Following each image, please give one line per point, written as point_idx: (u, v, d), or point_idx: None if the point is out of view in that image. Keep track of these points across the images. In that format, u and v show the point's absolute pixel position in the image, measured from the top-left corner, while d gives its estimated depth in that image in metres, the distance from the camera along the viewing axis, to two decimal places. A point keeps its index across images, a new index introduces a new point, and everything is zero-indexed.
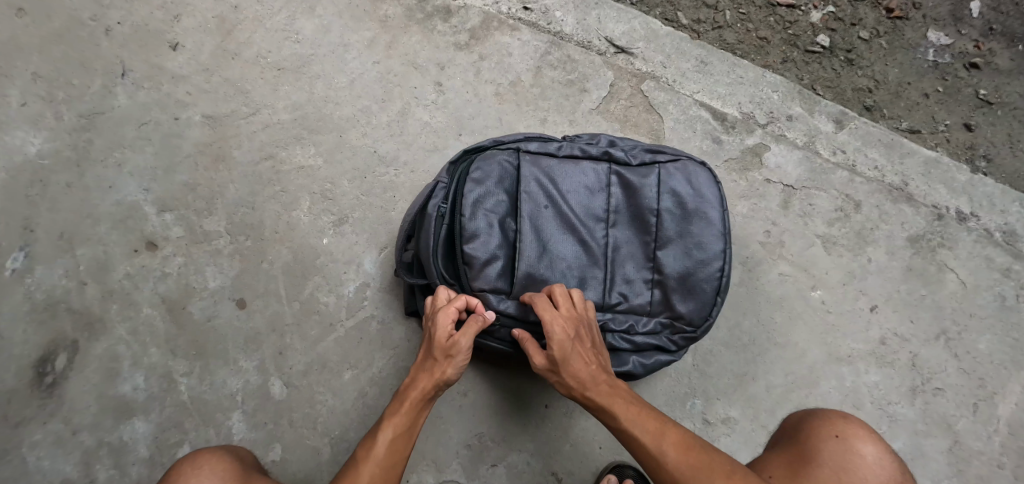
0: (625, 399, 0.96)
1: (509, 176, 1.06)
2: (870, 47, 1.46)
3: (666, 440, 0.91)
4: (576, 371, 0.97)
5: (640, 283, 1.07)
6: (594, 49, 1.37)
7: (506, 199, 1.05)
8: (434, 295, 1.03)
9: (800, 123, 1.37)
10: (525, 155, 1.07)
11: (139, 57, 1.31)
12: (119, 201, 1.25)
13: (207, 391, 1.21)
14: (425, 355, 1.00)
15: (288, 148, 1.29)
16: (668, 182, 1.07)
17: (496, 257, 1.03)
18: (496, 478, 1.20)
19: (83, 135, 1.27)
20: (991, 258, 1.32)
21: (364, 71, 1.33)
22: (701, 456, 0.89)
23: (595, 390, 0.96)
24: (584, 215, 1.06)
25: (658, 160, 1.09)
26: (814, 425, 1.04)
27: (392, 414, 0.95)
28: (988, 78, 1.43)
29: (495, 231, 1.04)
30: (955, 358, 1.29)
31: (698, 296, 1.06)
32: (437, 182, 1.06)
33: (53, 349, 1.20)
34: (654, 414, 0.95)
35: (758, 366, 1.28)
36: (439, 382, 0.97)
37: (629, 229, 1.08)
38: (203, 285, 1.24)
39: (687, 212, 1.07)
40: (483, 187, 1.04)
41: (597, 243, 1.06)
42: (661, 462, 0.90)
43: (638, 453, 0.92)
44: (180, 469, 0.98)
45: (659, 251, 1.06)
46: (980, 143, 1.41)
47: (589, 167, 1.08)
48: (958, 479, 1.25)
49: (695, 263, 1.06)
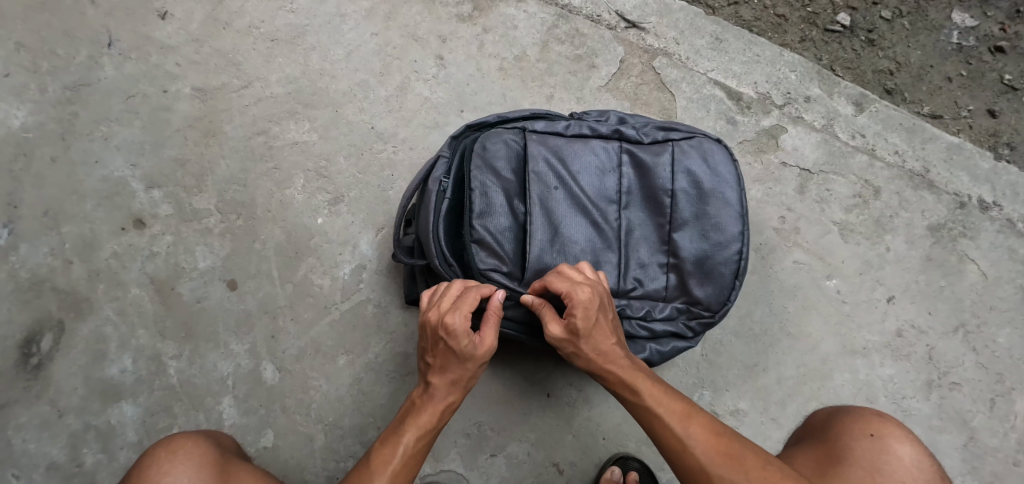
0: (646, 378, 0.91)
1: (517, 153, 1.01)
2: (893, 27, 1.38)
3: (694, 423, 0.87)
4: (597, 343, 0.92)
5: (654, 268, 1.01)
6: (603, 23, 1.31)
7: (513, 177, 1.00)
8: (445, 292, 0.93)
9: (819, 104, 1.30)
10: (532, 132, 1.02)
11: (127, 26, 1.25)
12: (106, 177, 1.20)
13: (197, 375, 1.17)
14: (439, 363, 0.92)
15: (282, 123, 1.23)
16: (683, 161, 1.02)
17: (504, 237, 0.98)
18: (495, 469, 1.16)
19: (68, 107, 1.21)
20: (1014, 249, 1.26)
21: (363, 42, 1.27)
22: (731, 443, 0.85)
23: (616, 365, 0.92)
24: (596, 195, 1.00)
25: (672, 137, 1.03)
26: (847, 421, 1.00)
27: (414, 432, 0.89)
28: (1014, 63, 1.36)
29: (503, 211, 0.98)
30: (974, 352, 1.24)
31: (716, 281, 1.01)
32: (439, 158, 1.01)
33: (38, 330, 1.16)
34: (679, 396, 0.91)
35: (769, 356, 1.23)
36: (461, 394, 0.93)
37: (643, 211, 1.02)
38: (192, 266, 1.19)
39: (703, 192, 1.01)
40: (489, 164, 0.99)
41: (611, 225, 1.01)
42: (690, 451, 0.84)
43: (663, 437, 0.87)
44: (154, 456, 0.93)
45: (675, 233, 1.01)
46: (1004, 130, 1.35)
47: (599, 145, 1.02)
48: (973, 477, 1.21)
49: (712, 245, 1.00)
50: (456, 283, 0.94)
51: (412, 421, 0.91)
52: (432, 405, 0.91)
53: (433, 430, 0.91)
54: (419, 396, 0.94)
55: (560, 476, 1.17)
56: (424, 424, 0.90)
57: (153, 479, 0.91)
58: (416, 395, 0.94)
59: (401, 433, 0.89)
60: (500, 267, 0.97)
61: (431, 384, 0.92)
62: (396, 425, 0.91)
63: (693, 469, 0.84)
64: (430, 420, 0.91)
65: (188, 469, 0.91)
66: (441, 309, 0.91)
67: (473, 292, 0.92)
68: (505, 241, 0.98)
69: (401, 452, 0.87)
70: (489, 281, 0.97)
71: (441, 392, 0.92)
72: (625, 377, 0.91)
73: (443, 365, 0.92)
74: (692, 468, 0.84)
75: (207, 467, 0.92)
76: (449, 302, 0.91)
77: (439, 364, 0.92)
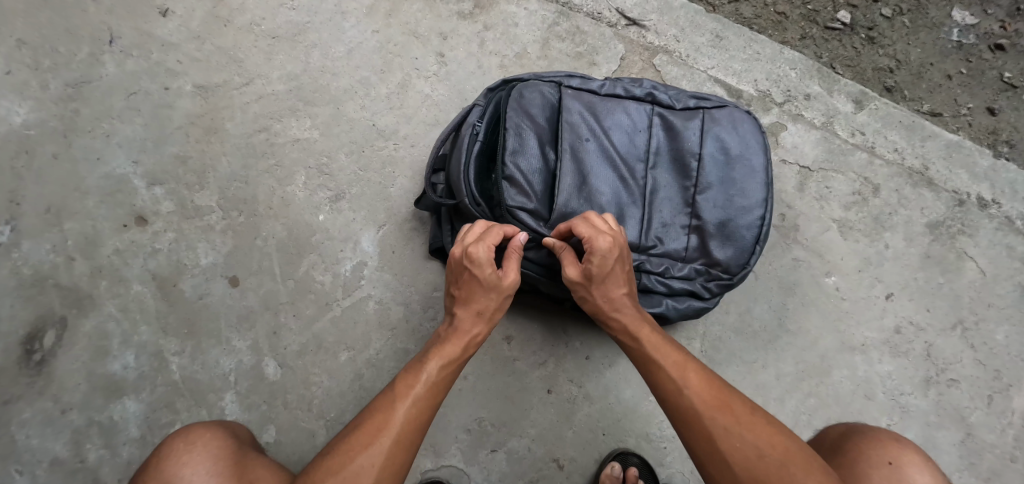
0: (650, 330, 0.92)
1: (551, 104, 1.02)
2: (893, 25, 1.38)
3: (691, 373, 0.87)
4: (608, 291, 0.93)
5: (677, 227, 1.01)
6: (604, 20, 1.31)
7: (546, 126, 1.01)
8: (469, 229, 0.95)
9: (819, 102, 1.31)
10: (568, 88, 1.03)
11: (128, 23, 1.25)
12: (108, 174, 1.21)
13: (199, 371, 1.17)
14: (464, 294, 0.93)
15: (283, 120, 1.24)
16: (712, 126, 1.02)
17: (532, 182, 0.98)
18: (496, 464, 1.17)
19: (70, 104, 1.21)
20: (1012, 247, 1.27)
21: (363, 40, 1.27)
22: (726, 392, 0.85)
23: (622, 313, 0.93)
24: (625, 152, 1.01)
25: (704, 105, 1.04)
26: (861, 445, 0.98)
27: (438, 360, 0.90)
28: (1014, 60, 1.37)
29: (535, 155, 0.98)
30: (972, 349, 1.25)
31: (737, 244, 1.00)
32: (477, 104, 1.03)
33: (41, 326, 1.17)
34: (679, 349, 0.91)
35: (768, 353, 1.24)
36: (486, 327, 0.94)
37: (670, 171, 1.02)
38: (194, 263, 1.19)
39: (730, 158, 1.01)
40: (524, 110, 1.00)
41: (637, 182, 1.01)
42: (686, 396, 0.85)
43: (661, 382, 0.88)
44: (173, 447, 0.95)
45: (699, 195, 1.00)
46: (1004, 128, 1.35)
47: (632, 106, 1.03)
48: (969, 473, 1.22)
49: (735, 209, 1.00)
50: (481, 222, 0.95)
51: (436, 351, 0.91)
52: (458, 335, 0.92)
53: (459, 360, 0.92)
54: (444, 329, 0.95)
55: (561, 471, 1.18)
56: (449, 354, 0.91)
57: (171, 470, 0.93)
58: (441, 329, 0.95)
59: (425, 360, 0.90)
60: (527, 206, 0.96)
61: (456, 317, 0.94)
62: (421, 355, 0.92)
63: (685, 412, 0.85)
64: (455, 350, 0.91)
65: (207, 462, 0.93)
66: (465, 243, 0.93)
67: (497, 231, 0.94)
68: (534, 183, 0.98)
69: (425, 379, 0.88)
70: (515, 219, 0.96)
71: (466, 323, 0.93)
72: (632, 324, 0.92)
73: (468, 296, 0.93)
74: (683, 408, 0.85)
75: (225, 460, 0.94)
76: (475, 237, 0.93)
77: (464, 295, 0.93)
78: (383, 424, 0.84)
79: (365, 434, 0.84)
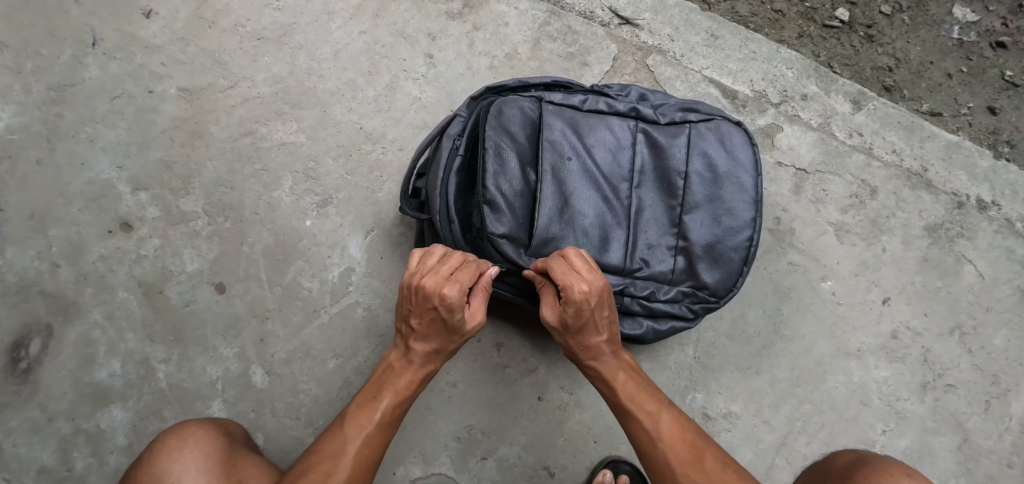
0: (628, 376, 0.93)
1: (532, 122, 0.98)
2: (892, 23, 1.35)
3: (665, 425, 0.89)
4: (587, 339, 0.92)
5: (662, 249, 0.99)
6: (596, 20, 1.28)
7: (527, 146, 0.97)
8: (436, 258, 0.90)
9: (815, 102, 1.28)
10: (548, 103, 0.99)
11: (111, 25, 1.22)
12: (93, 180, 1.19)
13: (186, 379, 1.16)
14: (422, 329, 0.90)
15: (269, 123, 1.22)
16: (700, 143, 0.99)
17: (514, 205, 0.95)
18: (486, 472, 1.16)
19: (52, 108, 1.19)
20: (1012, 250, 1.25)
21: (351, 41, 1.25)
22: (700, 442, 0.89)
23: (602, 362, 0.93)
24: (609, 171, 0.98)
25: (690, 119, 1.01)
26: (870, 474, 0.95)
27: (389, 400, 0.90)
28: (1015, 59, 1.34)
29: (516, 177, 0.95)
30: (969, 353, 1.23)
31: (724, 266, 0.99)
32: (456, 116, 1.00)
33: (26, 334, 1.15)
34: (655, 394, 0.92)
35: (762, 359, 1.22)
36: (440, 363, 0.93)
37: (655, 191, 1.00)
38: (180, 269, 1.18)
39: (717, 176, 0.99)
40: (504, 128, 0.96)
41: (621, 202, 0.98)
42: (659, 449, 0.88)
43: (636, 432, 0.90)
44: (164, 443, 0.94)
45: (685, 216, 0.99)
46: (1004, 128, 1.32)
47: (615, 122, 1.00)
48: (965, 478, 1.20)
49: (723, 231, 0.99)
50: (453, 256, 0.90)
51: (389, 387, 0.91)
52: (409, 372, 0.91)
53: (408, 398, 0.91)
54: (396, 360, 0.93)
55: (552, 478, 1.16)
56: (401, 392, 0.90)
57: (161, 466, 0.92)
58: (395, 358, 0.93)
59: (377, 398, 0.90)
60: (506, 232, 0.94)
61: (410, 351, 0.91)
62: (371, 390, 0.91)
63: (660, 464, 0.88)
64: (407, 389, 0.91)
65: (198, 460, 0.92)
66: (438, 277, 0.87)
67: (468, 269, 0.89)
68: (515, 207, 0.95)
69: (376, 420, 0.88)
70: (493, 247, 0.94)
71: (420, 360, 0.91)
72: (609, 373, 0.93)
73: (426, 334, 0.90)
74: (657, 460, 0.88)
75: (216, 459, 0.93)
76: (443, 272, 0.88)
77: (423, 331, 0.90)
78: (330, 470, 0.84)
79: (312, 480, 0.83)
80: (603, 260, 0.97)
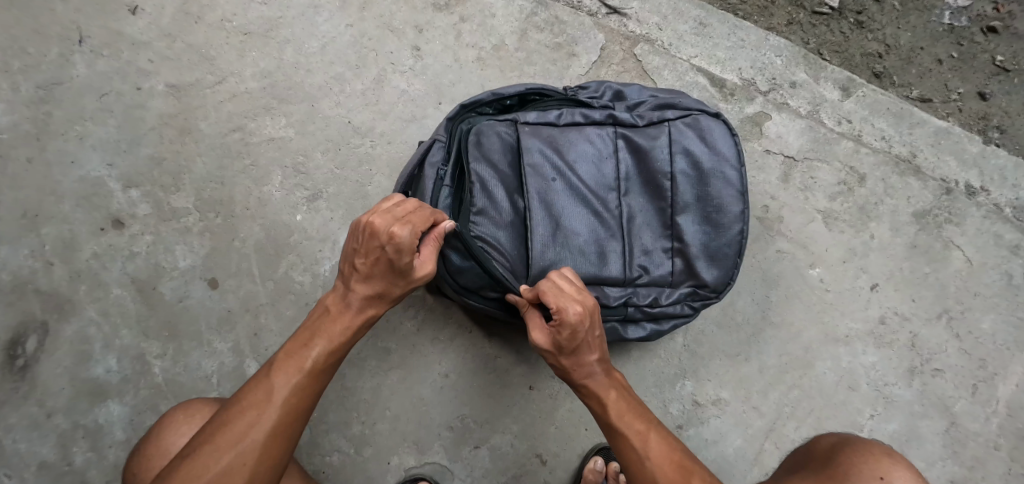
0: (616, 395, 0.93)
1: (510, 146, 0.98)
2: (882, 8, 1.35)
3: (653, 445, 0.90)
4: (578, 358, 0.92)
5: (658, 253, 1.00)
6: (583, 10, 1.28)
7: (511, 172, 0.98)
8: (382, 204, 0.87)
9: (804, 89, 1.28)
10: (524, 124, 0.99)
11: (97, 21, 1.22)
12: (83, 177, 1.19)
13: (182, 373, 1.18)
14: (367, 269, 0.87)
15: (257, 118, 1.22)
16: (680, 141, 1.00)
17: (507, 234, 0.97)
18: (479, 460, 1.18)
19: (41, 107, 1.19)
20: (999, 235, 1.25)
21: (337, 34, 1.24)
22: (689, 465, 0.89)
23: (592, 378, 0.93)
24: (595, 184, 0.99)
25: (667, 116, 1.00)
26: (851, 455, 0.97)
27: (324, 343, 0.88)
28: (1006, 43, 1.33)
29: (505, 207, 0.97)
30: (956, 338, 1.24)
31: (720, 263, 1.00)
32: (436, 141, 0.98)
33: (23, 331, 1.17)
34: (643, 414, 0.93)
35: (752, 346, 1.23)
36: (381, 307, 0.91)
37: (643, 196, 1.01)
38: (173, 265, 1.19)
39: (703, 172, 0.99)
40: (485, 159, 0.97)
41: (612, 213, 0.99)
42: (648, 469, 0.88)
43: (625, 452, 0.91)
44: (172, 417, 1.00)
45: (677, 217, 1.00)
46: (995, 113, 1.32)
47: (593, 133, 1.00)
48: (952, 461, 1.22)
49: (714, 227, 0.99)
50: (410, 201, 0.88)
51: (323, 332, 0.88)
52: (348, 317, 0.90)
53: (343, 346, 0.90)
54: (334, 303, 0.91)
55: (544, 466, 1.18)
56: (336, 337, 0.88)
57: (170, 441, 0.97)
58: (334, 301, 0.91)
59: (311, 343, 0.87)
60: (506, 263, 0.96)
61: (349, 295, 0.89)
62: (306, 335, 0.88)
63: None
64: (344, 333, 0.89)
65: None
66: (390, 216, 0.85)
67: (426, 215, 0.87)
68: (509, 237, 0.97)
69: (307, 365, 0.86)
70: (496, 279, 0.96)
71: (359, 305, 0.90)
72: (600, 389, 0.93)
73: (368, 276, 0.87)
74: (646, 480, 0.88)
75: None
76: (391, 216, 0.85)
77: (364, 274, 0.87)
78: (258, 417, 0.82)
79: (236, 428, 0.81)
80: (602, 272, 0.98)
